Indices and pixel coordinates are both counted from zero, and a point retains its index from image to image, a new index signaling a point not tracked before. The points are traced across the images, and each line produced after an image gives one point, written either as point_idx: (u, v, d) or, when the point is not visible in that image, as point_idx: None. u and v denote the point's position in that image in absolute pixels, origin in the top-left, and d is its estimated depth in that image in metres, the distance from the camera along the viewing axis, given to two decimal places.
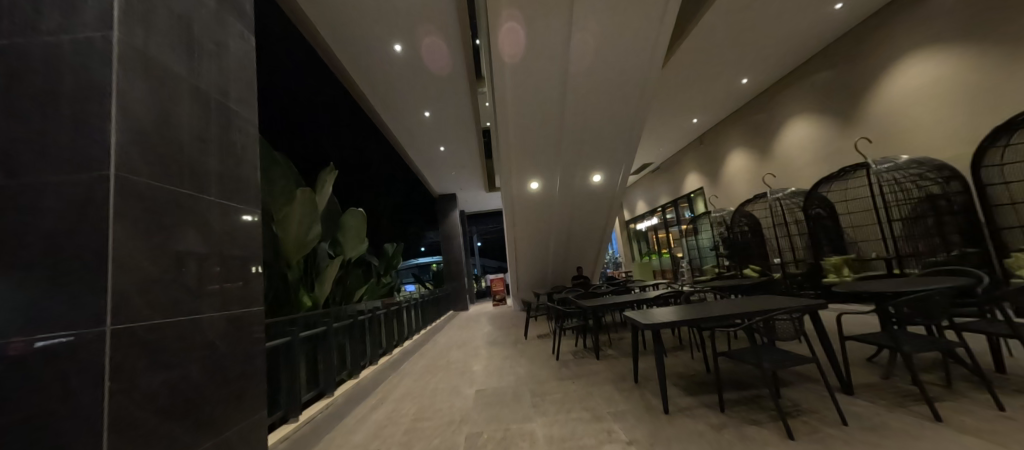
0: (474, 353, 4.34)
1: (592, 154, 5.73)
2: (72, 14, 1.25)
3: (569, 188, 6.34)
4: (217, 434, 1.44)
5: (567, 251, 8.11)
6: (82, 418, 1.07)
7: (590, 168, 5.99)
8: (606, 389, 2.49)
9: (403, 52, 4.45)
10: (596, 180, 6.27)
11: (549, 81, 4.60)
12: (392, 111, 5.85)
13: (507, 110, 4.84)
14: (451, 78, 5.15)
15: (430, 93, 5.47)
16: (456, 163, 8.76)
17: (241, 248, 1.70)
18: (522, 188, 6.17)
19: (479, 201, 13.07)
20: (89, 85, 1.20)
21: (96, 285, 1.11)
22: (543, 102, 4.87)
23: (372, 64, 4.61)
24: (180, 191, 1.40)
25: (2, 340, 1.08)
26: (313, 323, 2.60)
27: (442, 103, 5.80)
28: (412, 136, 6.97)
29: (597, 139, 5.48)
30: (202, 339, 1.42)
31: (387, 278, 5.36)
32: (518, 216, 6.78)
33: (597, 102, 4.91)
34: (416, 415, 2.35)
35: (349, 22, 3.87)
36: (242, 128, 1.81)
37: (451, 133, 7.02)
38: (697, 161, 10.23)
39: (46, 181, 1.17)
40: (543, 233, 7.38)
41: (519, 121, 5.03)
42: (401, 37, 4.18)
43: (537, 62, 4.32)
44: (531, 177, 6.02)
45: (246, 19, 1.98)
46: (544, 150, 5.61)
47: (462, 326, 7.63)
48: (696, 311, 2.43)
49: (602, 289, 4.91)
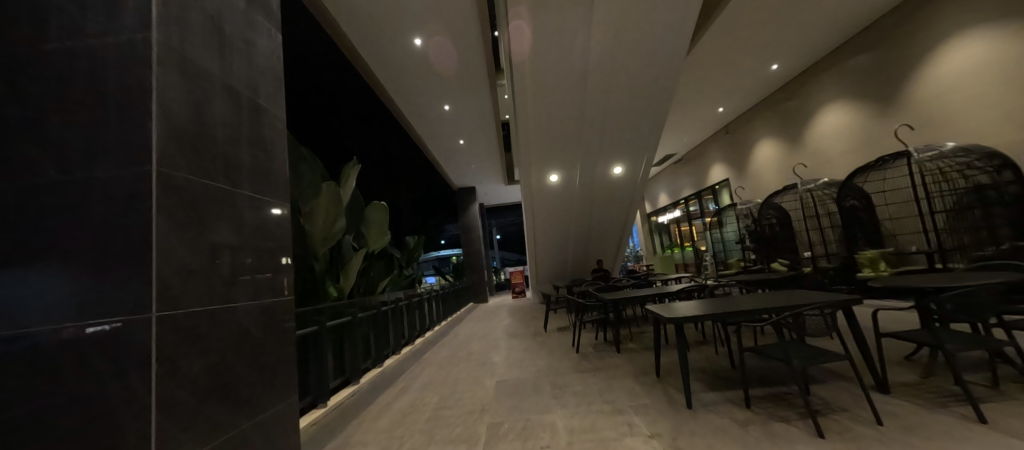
0: (494, 344, 4.39)
1: (611, 146, 5.63)
2: (113, 16, 1.30)
3: (588, 180, 6.28)
4: (253, 417, 1.51)
5: (586, 244, 8.05)
6: (134, 397, 1.15)
7: (611, 159, 5.89)
8: (628, 382, 2.46)
9: (421, 46, 4.45)
10: (616, 172, 6.18)
11: (567, 73, 4.50)
12: (412, 104, 5.88)
13: (527, 104, 4.81)
14: (469, 70, 5.11)
15: (450, 88, 5.51)
16: (475, 156, 8.80)
17: (270, 241, 1.75)
18: (541, 180, 6.13)
19: (497, 194, 13.07)
20: (131, 85, 1.25)
21: (142, 274, 1.18)
22: (562, 95, 4.79)
23: (394, 58, 4.64)
24: (216, 185, 1.47)
25: (60, 325, 1.18)
26: (339, 313, 2.66)
27: (461, 96, 5.80)
28: (431, 129, 7.00)
29: (618, 131, 5.38)
30: (238, 326, 1.50)
31: (409, 270, 5.44)
32: (537, 208, 6.73)
33: (618, 94, 4.81)
34: (439, 403, 2.41)
35: (370, 18, 3.90)
36: (271, 123, 1.86)
37: (471, 126, 7.01)
38: (722, 152, 9.94)
39: (96, 176, 1.24)
40: (562, 226, 7.35)
41: (539, 115, 5.00)
42: (420, 31, 4.19)
43: (558, 55, 4.26)
44: (550, 170, 5.98)
45: (274, 17, 2.02)
46: (564, 143, 5.53)
47: (481, 318, 7.69)
48: (719, 305, 2.36)
49: (622, 283, 4.86)
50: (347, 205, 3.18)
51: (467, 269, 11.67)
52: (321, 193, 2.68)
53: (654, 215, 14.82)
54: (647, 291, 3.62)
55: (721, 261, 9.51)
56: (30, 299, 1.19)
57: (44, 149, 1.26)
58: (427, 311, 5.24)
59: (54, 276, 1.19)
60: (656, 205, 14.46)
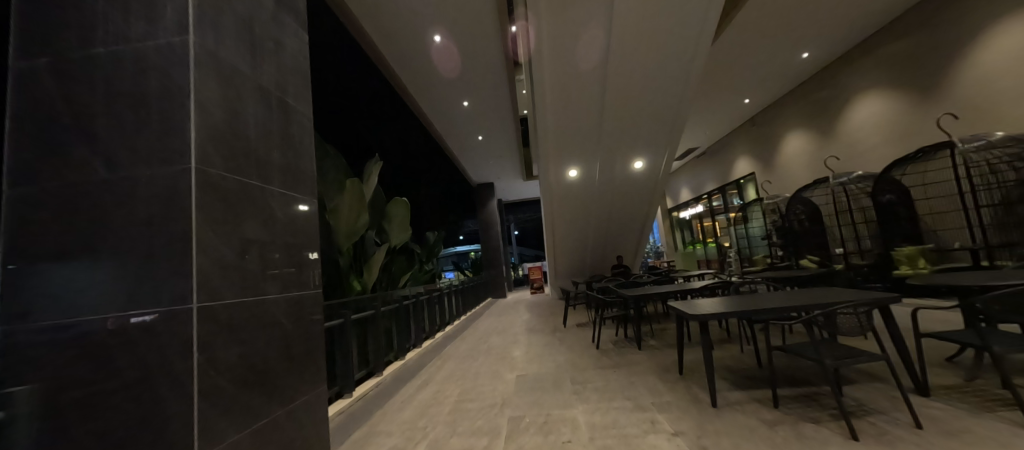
0: (514, 339, 4.42)
1: (631, 140, 5.53)
2: (154, 20, 1.36)
3: (608, 175, 6.20)
4: (286, 405, 1.58)
5: (606, 239, 7.98)
6: (177, 385, 1.21)
7: (632, 154, 5.79)
8: (650, 379, 2.42)
9: (441, 42, 4.48)
10: (637, 167, 6.08)
11: (587, 66, 4.44)
12: (432, 100, 5.96)
13: (546, 100, 4.79)
14: (488, 66, 5.13)
15: (469, 83, 5.53)
16: (492, 152, 8.84)
17: (297, 237, 1.81)
18: (560, 175, 6.10)
19: (515, 189, 13.10)
20: (172, 86, 1.31)
21: (182, 268, 1.24)
22: (582, 89, 4.74)
23: (414, 54, 4.70)
24: (249, 182, 1.52)
25: (107, 315, 1.26)
26: (362, 307, 2.72)
27: (479, 92, 5.83)
28: (450, 125, 7.07)
29: (639, 124, 5.28)
30: (271, 317, 1.56)
31: (429, 265, 5.52)
32: (555, 204, 6.71)
33: (640, 87, 4.72)
34: (461, 396, 2.44)
35: (391, 15, 3.95)
36: (299, 122, 1.91)
37: (490, 121, 7.03)
38: (747, 145, 9.63)
39: (140, 174, 1.30)
40: (582, 222, 7.28)
41: (558, 111, 4.96)
42: (440, 27, 4.21)
43: (577, 49, 4.21)
44: (569, 165, 5.94)
45: (300, 18, 2.06)
46: (583, 138, 5.48)
47: (498, 314, 7.74)
48: (745, 303, 2.30)
49: (643, 279, 4.78)
50: (370, 201, 3.25)
51: (485, 264, 11.74)
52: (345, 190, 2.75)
53: (676, 210, 14.46)
54: (668, 287, 3.56)
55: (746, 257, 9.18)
56: (85, 290, 1.27)
57: (94, 149, 1.33)
58: (447, 306, 5.32)
59: (103, 269, 1.27)
60: (678, 200, 14.11)
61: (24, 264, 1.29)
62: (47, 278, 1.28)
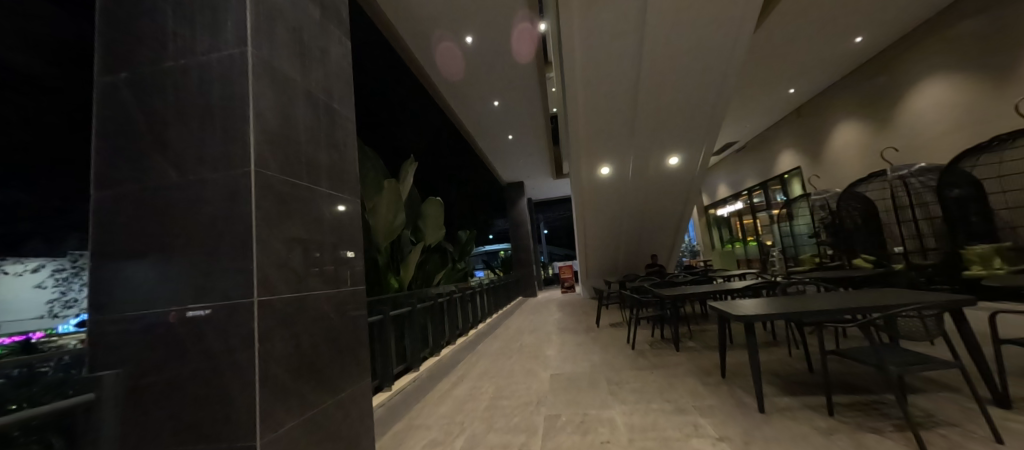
0: (546, 338, 4.41)
1: (667, 135, 5.39)
2: (216, 34, 1.46)
3: (642, 172, 6.07)
4: (335, 395, 1.66)
5: (640, 237, 7.83)
6: (239, 373, 1.30)
7: (667, 150, 5.65)
8: (690, 382, 2.34)
9: (473, 43, 4.55)
10: (672, 163, 5.92)
11: (620, 61, 4.37)
12: (463, 101, 6.07)
13: (578, 97, 4.77)
14: (519, 65, 5.15)
15: (499, 84, 5.60)
16: (522, 151, 8.89)
17: (341, 235, 1.89)
18: (592, 173, 6.04)
19: (545, 188, 13.11)
20: (233, 95, 1.41)
21: (243, 264, 1.33)
22: (615, 85, 4.68)
23: (447, 56, 4.80)
24: (300, 183, 1.61)
25: (166, 310, 1.37)
26: (400, 303, 2.80)
27: (510, 91, 5.88)
28: (481, 125, 7.18)
29: (674, 119, 5.13)
30: (319, 312, 1.64)
31: (461, 263, 5.60)
32: (587, 203, 6.65)
33: (676, 80, 4.59)
34: (495, 393, 2.47)
35: (426, 20, 4.06)
36: (343, 125, 2.00)
37: (520, 120, 7.08)
38: (792, 137, 9.12)
39: (205, 177, 1.41)
40: (615, 220, 7.19)
41: (589, 108, 4.92)
42: (472, 29, 4.28)
43: (610, 45, 4.17)
44: (602, 163, 5.87)
45: (343, 25, 2.15)
46: (616, 135, 5.40)
47: (528, 313, 7.77)
48: (793, 304, 2.18)
49: (680, 279, 4.64)
50: (406, 200, 3.35)
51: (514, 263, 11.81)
52: (383, 190, 2.85)
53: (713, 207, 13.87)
54: (707, 287, 3.44)
55: (791, 256, 8.80)
56: (162, 284, 1.40)
57: (166, 156, 1.45)
58: (478, 304, 5.39)
59: (169, 266, 1.39)
60: (715, 197, 13.55)
61: (113, 260, 1.43)
62: (130, 273, 1.42)
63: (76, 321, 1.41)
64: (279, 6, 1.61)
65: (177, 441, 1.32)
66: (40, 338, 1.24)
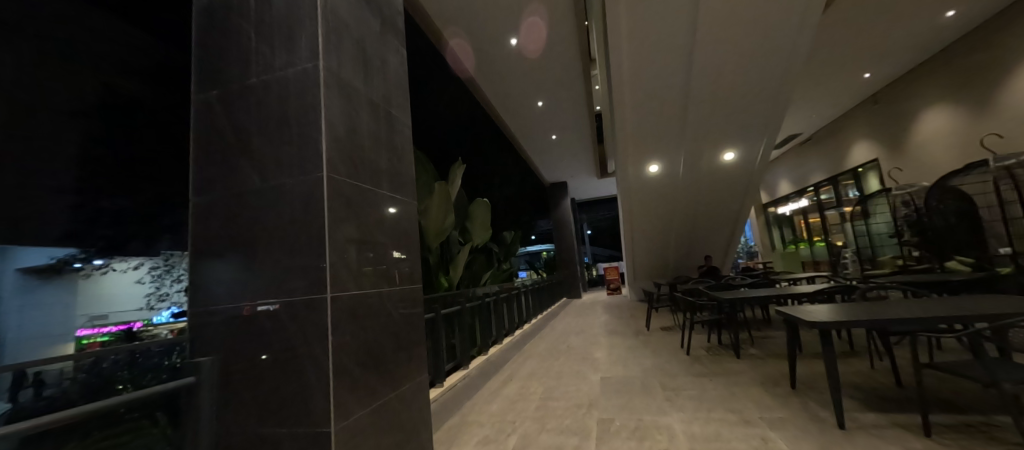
0: (594, 341, 4.34)
1: (722, 126, 5.09)
2: (292, 50, 1.59)
3: (694, 168, 5.86)
4: (395, 388, 1.75)
5: (692, 235, 7.57)
6: (315, 363, 1.40)
7: (722, 145, 5.40)
8: (754, 392, 2.20)
9: (517, 45, 4.59)
10: (728, 158, 5.64)
11: (672, 57, 4.24)
12: (509, 102, 6.18)
13: (624, 94, 4.66)
14: (564, 64, 5.16)
15: (541, 83, 5.60)
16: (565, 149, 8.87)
17: (399, 236, 1.98)
18: (640, 172, 5.93)
19: (589, 187, 12.95)
20: (307, 106, 1.53)
21: (317, 262, 1.44)
22: (665, 82, 4.55)
23: (492, 59, 4.87)
24: (363, 186, 1.71)
25: (242, 303, 1.54)
26: (450, 303, 2.88)
27: (554, 91, 5.89)
28: (525, 126, 7.27)
29: (729, 109, 4.83)
30: (381, 309, 1.73)
31: (506, 263, 5.67)
32: (635, 201, 6.54)
33: (734, 73, 4.37)
34: (545, 394, 2.47)
35: (473, 26, 4.16)
36: (402, 130, 2.10)
37: (564, 119, 7.07)
38: (868, 125, 8.23)
39: (284, 182, 1.54)
40: (665, 216, 6.98)
41: (636, 104, 4.80)
42: (517, 31, 4.32)
43: (660, 39, 4.04)
44: (650, 161, 5.75)
45: (400, 35, 2.26)
46: (666, 132, 5.26)
47: (572, 315, 7.69)
48: (874, 310, 1.98)
49: (739, 282, 4.36)
50: (454, 201, 3.44)
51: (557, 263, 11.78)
52: (434, 193, 2.96)
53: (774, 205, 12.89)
54: (769, 291, 3.21)
55: (868, 258, 8.12)
56: (250, 280, 1.55)
57: (251, 164, 1.60)
58: (523, 304, 5.44)
59: (249, 264, 1.56)
60: (777, 193, 12.57)
61: (212, 258, 1.62)
62: (226, 269, 1.59)
63: (172, 313, 1.62)
64: (345, 21, 1.72)
65: (262, 423, 1.46)
66: (139, 328, 1.49)
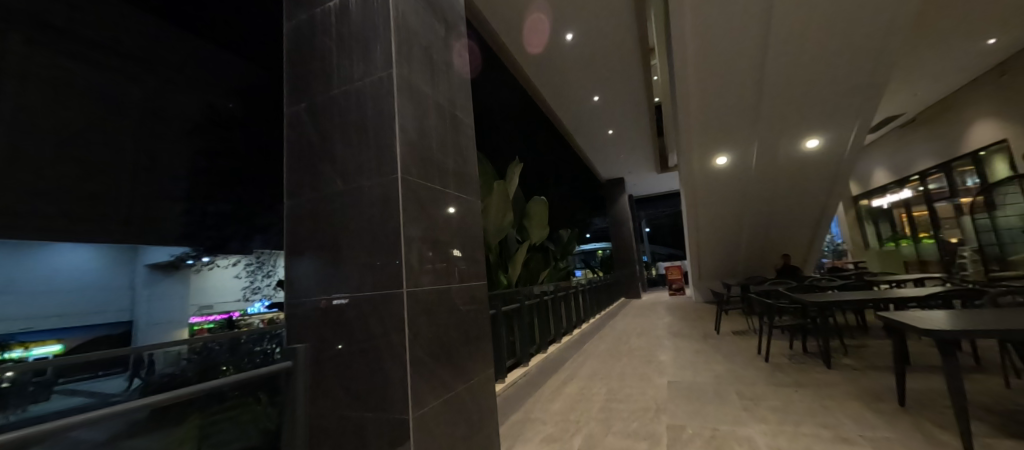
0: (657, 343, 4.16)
1: (805, 109, 4.61)
2: (369, 61, 1.71)
3: (769, 159, 5.41)
4: (465, 381, 1.83)
5: (767, 231, 7.02)
6: (394, 354, 1.50)
7: (804, 132, 4.92)
8: (851, 406, 1.97)
9: (574, 40, 4.54)
10: (810, 145, 5.13)
11: (744, 41, 3.97)
12: (566, 101, 6.20)
13: (689, 82, 4.43)
14: (624, 57, 5.04)
15: (593, 76, 5.47)
16: (620, 145, 8.65)
17: (465, 234, 2.05)
18: (705, 165, 5.62)
19: (648, 183, 12.49)
20: (382, 112, 1.64)
21: (394, 258, 1.53)
22: (737, 68, 4.26)
23: (546, 57, 4.89)
24: (432, 186, 1.80)
25: (318, 298, 1.71)
26: (511, 300, 2.96)
27: (614, 85, 5.78)
28: (580, 123, 7.22)
29: (816, 87, 4.31)
30: (450, 303, 1.81)
31: (564, 262, 5.67)
32: (700, 197, 6.21)
33: (819, 53, 3.96)
34: (609, 396, 2.41)
35: (527, 26, 4.21)
36: (466, 131, 2.17)
37: (621, 114, 6.90)
38: (990, 102, 6.55)
39: (363, 185, 1.66)
40: (736, 208, 6.46)
41: (702, 90, 4.51)
42: (575, 26, 4.28)
43: (730, 23, 3.80)
44: (718, 153, 5.42)
45: (462, 39, 2.33)
46: (736, 122, 4.92)
47: (629, 315, 7.48)
48: (1015, 318, 1.67)
49: (826, 284, 3.92)
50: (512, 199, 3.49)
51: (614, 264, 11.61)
52: (493, 192, 3.03)
53: (862, 196, 11.31)
54: (866, 294, 2.86)
55: (997, 258, 6.92)
56: (335, 276, 1.70)
57: (334, 168, 1.75)
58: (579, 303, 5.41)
59: (332, 261, 1.71)
60: (873, 184, 10.68)
61: (303, 255, 1.80)
62: (317, 265, 1.75)
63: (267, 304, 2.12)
64: (413, 30, 1.81)
65: (350, 407, 1.60)
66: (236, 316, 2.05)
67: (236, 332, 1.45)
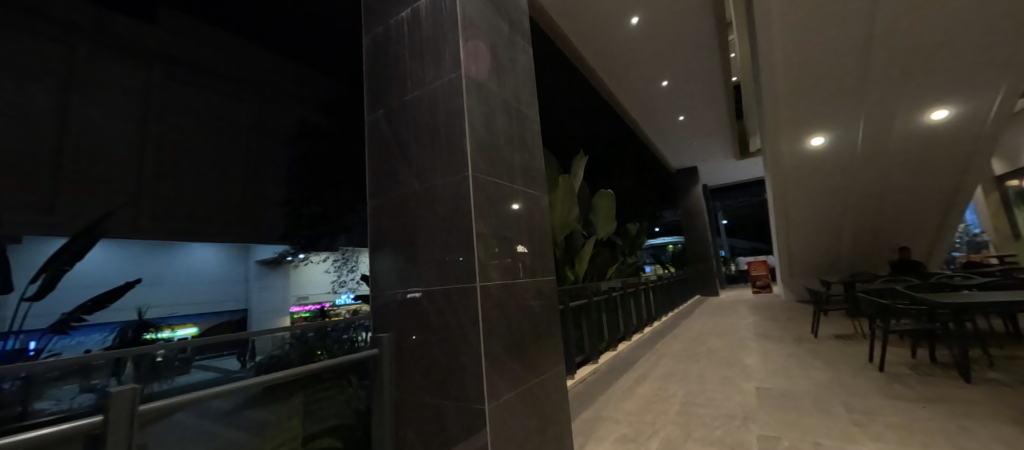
0: (741, 345, 3.83)
1: (930, 75, 3.90)
2: (439, 64, 1.78)
3: (880, 136, 4.69)
4: (537, 375, 1.84)
5: (877, 218, 6.13)
6: (469, 347, 1.54)
7: (928, 103, 4.17)
8: (996, 426, 1.66)
9: (640, 23, 4.31)
10: (938, 117, 4.34)
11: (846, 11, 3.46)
12: (633, 90, 5.98)
13: (774, 60, 4.01)
14: (696, 38, 4.70)
15: (653, 61, 5.18)
16: (691, 131, 8.10)
17: (533, 230, 2.05)
18: (795, 147, 5.08)
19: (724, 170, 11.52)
20: (452, 113, 1.69)
21: (466, 254, 1.58)
22: (836, 42, 3.74)
23: (608, 45, 4.73)
24: (501, 182, 1.82)
25: (395, 291, 1.84)
26: (578, 296, 2.96)
27: (686, 69, 5.44)
28: (647, 111, 6.90)
29: (942, 50, 3.64)
30: (521, 298, 1.83)
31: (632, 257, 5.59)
32: (789, 181, 5.66)
33: (949, 13, 3.31)
34: (687, 399, 2.28)
35: (589, 14, 4.10)
36: (531, 126, 2.17)
37: (694, 98, 6.44)
38: None
39: (436, 184, 1.73)
40: (829, 191, 5.73)
41: (791, 69, 4.07)
42: (641, 9, 4.06)
43: None
44: (812, 135, 4.86)
45: (525, 34, 2.32)
46: (836, 99, 4.35)
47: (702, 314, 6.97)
48: None
49: (960, 283, 3.28)
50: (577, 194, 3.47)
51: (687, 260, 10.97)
52: (558, 188, 3.06)
53: (1008, 177, 8.28)
54: (1017, 295, 2.36)
55: None
56: (410, 271, 1.81)
57: (410, 169, 1.85)
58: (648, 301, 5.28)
59: (409, 257, 1.82)
60: None
61: (383, 252, 1.93)
62: (398, 261, 1.87)
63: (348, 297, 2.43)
64: (479, 31, 1.84)
65: (430, 395, 1.67)
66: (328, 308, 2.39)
67: (323, 322, 1.65)
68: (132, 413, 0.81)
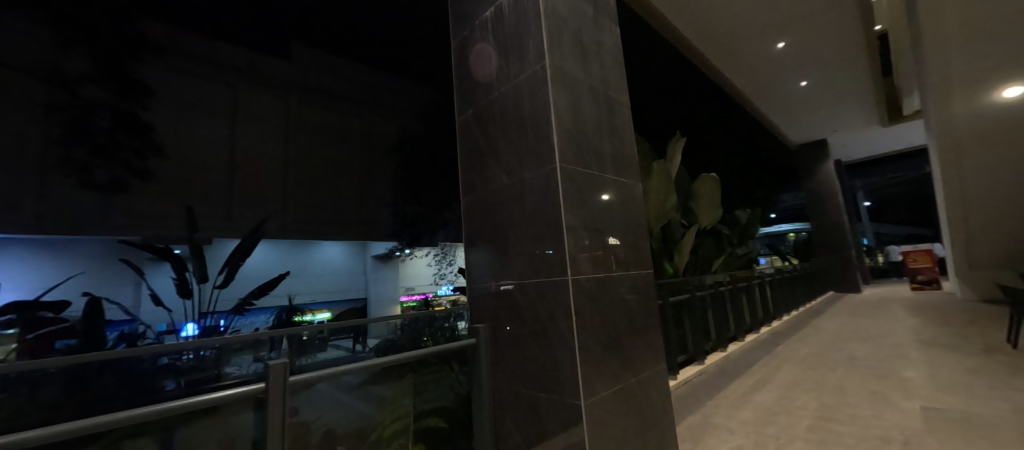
0: (898, 354, 3.12)
1: None
2: (523, 57, 1.77)
3: None
4: (636, 375, 1.75)
5: None
6: (564, 341, 1.52)
7: None
8: None
9: None
10: None
11: None
12: (738, 58, 5.27)
13: None
14: None
15: (755, 23, 4.50)
16: (812, 98, 6.84)
17: (625, 220, 1.95)
18: (974, 99, 3.97)
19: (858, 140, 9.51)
20: (539, 105, 1.68)
21: (557, 246, 1.56)
22: None
23: (703, 14, 4.25)
24: (590, 172, 1.75)
25: (488, 283, 1.93)
26: (677, 290, 2.78)
27: (807, 25, 4.61)
28: (756, 81, 6.02)
29: None
30: (615, 292, 1.75)
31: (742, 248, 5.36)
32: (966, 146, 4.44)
33: None
34: (822, 413, 1.96)
35: None
36: (620, 110, 2.06)
37: (822, 57, 5.40)
38: None
39: (525, 177, 1.74)
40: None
41: None
42: None
43: None
44: (1006, 79, 3.73)
45: (611, 14, 2.21)
46: None
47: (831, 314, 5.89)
48: None
49: None
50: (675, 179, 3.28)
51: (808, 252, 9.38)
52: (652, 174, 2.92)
53: None
54: None
55: None
56: (503, 264, 1.86)
57: (499, 166, 1.90)
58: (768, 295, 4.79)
59: (499, 250, 1.88)
60: None
61: (478, 245, 2.03)
62: (490, 254, 1.94)
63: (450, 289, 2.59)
64: (564, 17, 1.80)
65: (525, 386, 1.70)
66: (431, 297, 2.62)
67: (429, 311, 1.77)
68: (283, 381, 1.02)
